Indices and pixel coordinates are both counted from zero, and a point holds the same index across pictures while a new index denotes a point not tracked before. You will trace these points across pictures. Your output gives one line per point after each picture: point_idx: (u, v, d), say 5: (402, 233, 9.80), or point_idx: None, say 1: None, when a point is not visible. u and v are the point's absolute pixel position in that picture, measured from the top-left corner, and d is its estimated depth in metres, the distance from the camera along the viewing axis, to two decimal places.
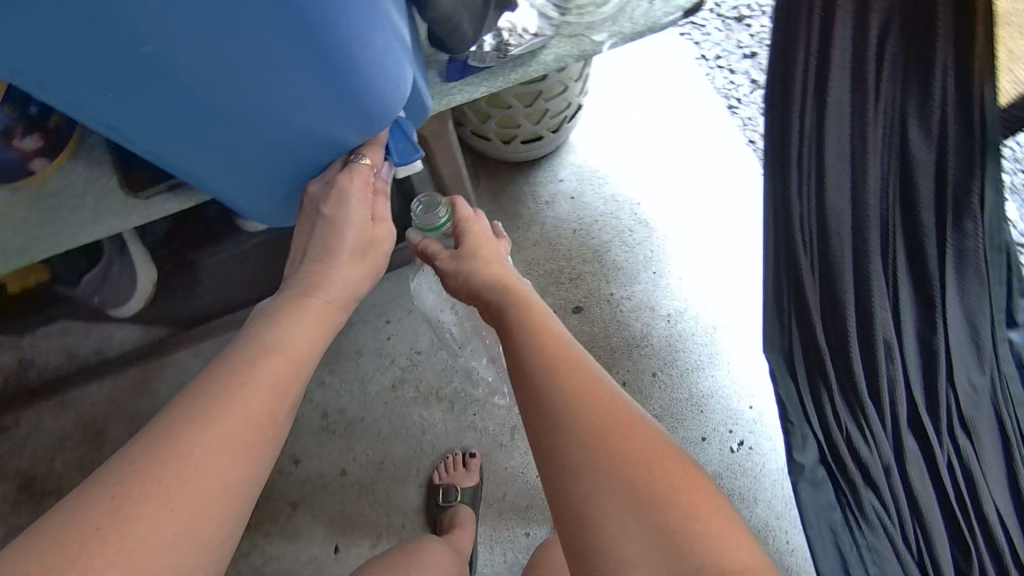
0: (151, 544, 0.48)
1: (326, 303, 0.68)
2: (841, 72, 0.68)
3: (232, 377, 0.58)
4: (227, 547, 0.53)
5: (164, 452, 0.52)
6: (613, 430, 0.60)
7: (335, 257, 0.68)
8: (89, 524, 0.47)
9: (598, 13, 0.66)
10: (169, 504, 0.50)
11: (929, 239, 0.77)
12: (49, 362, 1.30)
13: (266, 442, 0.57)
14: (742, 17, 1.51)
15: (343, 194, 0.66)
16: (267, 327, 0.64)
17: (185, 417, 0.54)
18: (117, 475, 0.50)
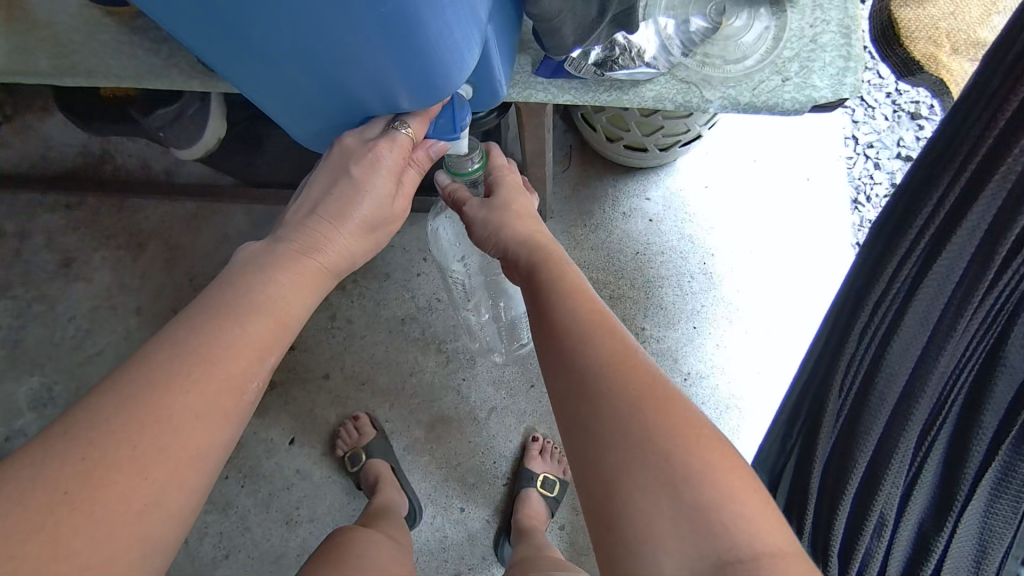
0: (121, 513, 0.45)
1: (323, 270, 0.59)
2: (962, 249, 0.53)
3: (212, 339, 0.51)
4: (196, 508, 0.50)
5: (140, 414, 0.47)
6: (654, 399, 0.47)
7: (346, 224, 0.59)
8: (59, 485, 0.44)
9: (721, 70, 0.62)
10: (142, 473, 0.46)
11: (976, 453, 0.64)
12: (124, 165, 1.37)
13: (245, 408, 0.53)
14: (916, 116, 1.32)
15: (379, 162, 0.57)
16: (252, 284, 0.56)
17: (155, 380, 0.48)
18: (83, 431, 0.46)
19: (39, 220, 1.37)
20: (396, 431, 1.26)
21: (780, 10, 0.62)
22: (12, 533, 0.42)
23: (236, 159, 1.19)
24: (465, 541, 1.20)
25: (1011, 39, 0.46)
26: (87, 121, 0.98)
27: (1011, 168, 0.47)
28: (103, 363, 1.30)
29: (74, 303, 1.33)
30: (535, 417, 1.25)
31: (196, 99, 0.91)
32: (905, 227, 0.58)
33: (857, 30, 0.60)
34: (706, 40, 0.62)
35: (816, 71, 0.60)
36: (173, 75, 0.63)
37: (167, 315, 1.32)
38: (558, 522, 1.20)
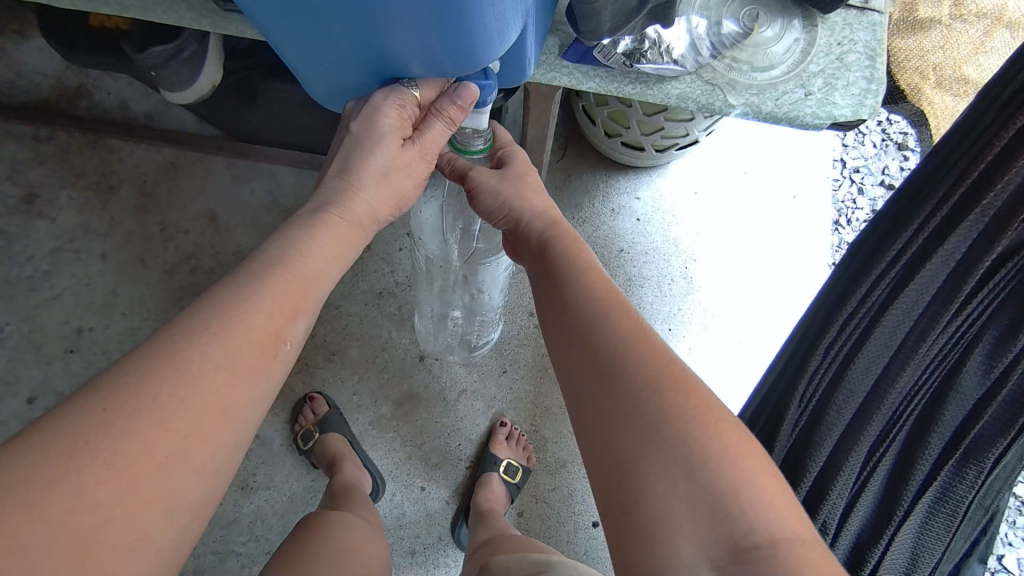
0: (142, 468, 0.40)
1: (348, 225, 0.58)
2: (933, 277, 0.54)
3: (240, 293, 0.49)
4: (224, 472, 0.45)
5: (167, 364, 0.43)
6: (669, 377, 0.46)
7: (364, 179, 0.58)
8: (79, 437, 0.39)
9: (747, 77, 0.63)
10: (166, 423, 0.42)
11: (920, 468, 0.65)
12: (100, 102, 1.30)
13: (275, 366, 0.49)
14: (902, 146, 1.36)
15: (373, 112, 0.54)
16: (285, 241, 0.54)
17: (182, 331, 0.45)
18: (107, 384, 0.42)
19: (2, 149, 1.29)
20: (362, 405, 1.24)
21: (811, 24, 0.63)
22: (29, 487, 0.37)
23: (228, 110, 1.15)
24: (423, 520, 1.19)
25: (1006, 81, 0.47)
26: (73, 52, 0.92)
27: (988, 206, 0.49)
28: (60, 307, 1.24)
29: (34, 242, 1.26)
30: (505, 403, 1.25)
31: (194, 40, 0.87)
32: (878, 255, 0.60)
33: (881, 54, 0.62)
34: (737, 44, 0.63)
35: (838, 90, 0.61)
36: (182, 11, 0.62)
37: (133, 263, 1.26)
38: (516, 507, 1.20)
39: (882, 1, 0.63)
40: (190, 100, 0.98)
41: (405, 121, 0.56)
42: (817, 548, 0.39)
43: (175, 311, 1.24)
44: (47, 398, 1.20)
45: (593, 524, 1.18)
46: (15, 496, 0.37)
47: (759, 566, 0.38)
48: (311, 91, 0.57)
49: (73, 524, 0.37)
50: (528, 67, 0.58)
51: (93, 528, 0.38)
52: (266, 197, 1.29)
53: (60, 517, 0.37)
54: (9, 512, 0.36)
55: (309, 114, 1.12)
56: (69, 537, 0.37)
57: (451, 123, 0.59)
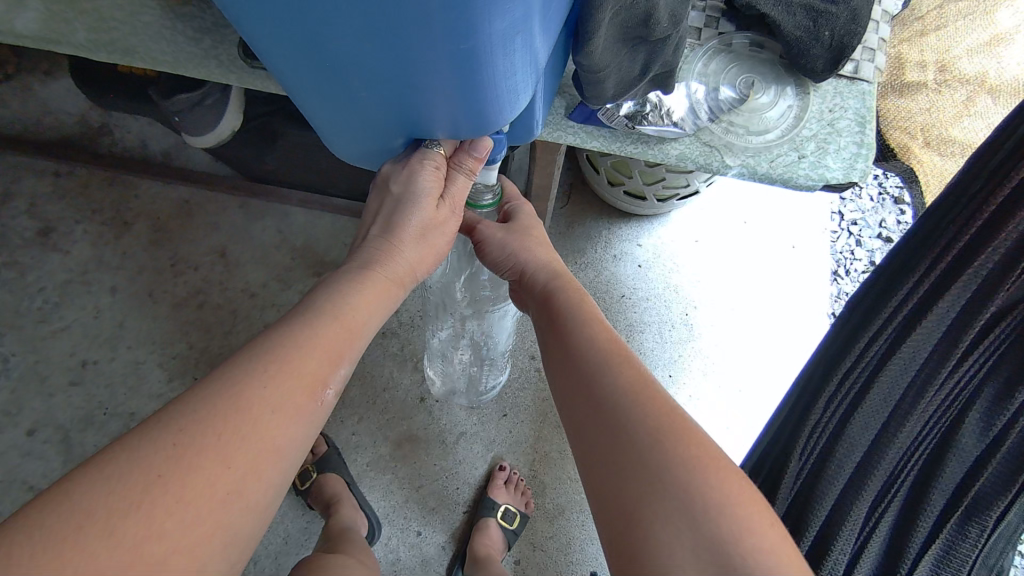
0: (208, 501, 0.41)
1: (390, 282, 0.59)
2: (932, 331, 0.56)
3: (293, 336, 0.50)
4: (270, 511, 0.46)
5: (228, 403, 0.44)
6: (673, 426, 0.47)
7: (405, 238, 0.60)
8: (152, 468, 0.40)
9: (743, 139, 0.66)
10: (228, 459, 0.43)
11: (921, 527, 0.64)
12: (122, 141, 1.35)
13: (319, 410, 0.50)
14: (898, 201, 1.39)
15: (413, 174, 0.57)
16: (334, 291, 0.56)
17: (237, 375, 0.46)
18: (174, 418, 0.43)
19: (22, 184, 1.33)
20: (361, 445, 1.23)
21: (804, 91, 0.66)
22: (107, 514, 0.38)
23: (243, 152, 1.18)
24: (418, 566, 1.17)
25: (997, 147, 0.50)
26: (100, 93, 0.97)
27: (983, 264, 0.51)
28: (67, 340, 1.25)
29: (47, 274, 1.28)
30: (504, 447, 1.25)
31: (218, 89, 0.91)
32: (877, 308, 0.61)
33: (870, 121, 0.65)
34: (733, 109, 0.67)
35: (830, 153, 0.65)
36: (211, 67, 0.65)
37: (143, 298, 1.28)
38: (514, 554, 1.18)
39: (871, 71, 0.66)
40: (210, 144, 1.02)
41: (440, 180, 0.58)
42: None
43: (180, 346, 1.26)
44: (46, 430, 1.19)
45: (592, 574, 1.16)
46: (94, 521, 0.38)
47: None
48: (333, 149, 0.60)
49: (144, 553, 0.38)
50: (536, 127, 0.61)
51: (160, 559, 0.39)
52: (277, 236, 1.32)
53: (135, 546, 0.38)
54: (88, 536, 0.38)
55: (322, 158, 1.16)
56: (139, 566, 0.38)
57: (472, 174, 0.61)
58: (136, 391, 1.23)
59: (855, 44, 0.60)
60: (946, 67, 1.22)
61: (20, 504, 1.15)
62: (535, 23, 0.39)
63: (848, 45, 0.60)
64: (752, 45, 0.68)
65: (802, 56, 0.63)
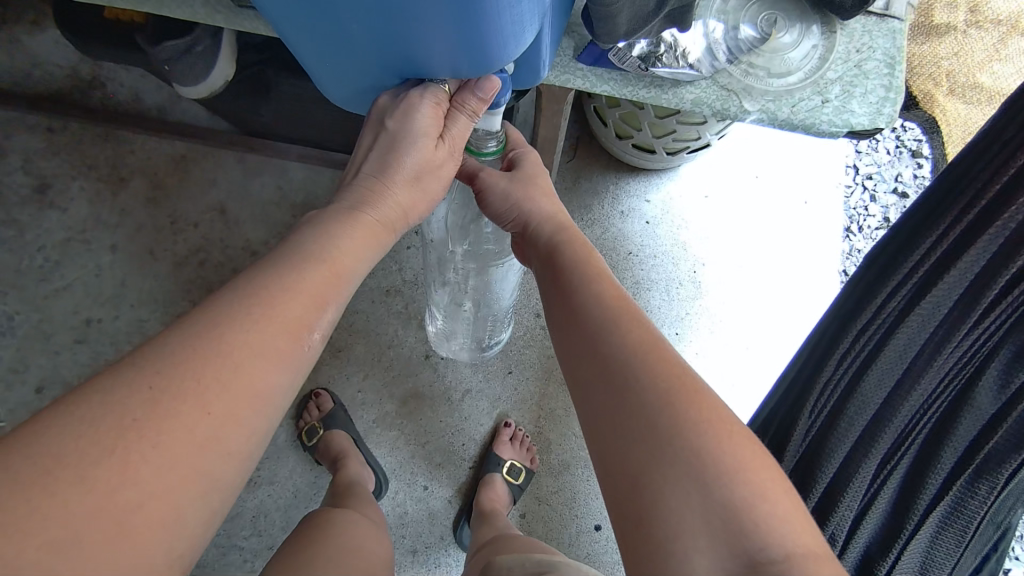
0: (185, 446, 0.40)
1: (378, 225, 0.57)
2: (951, 290, 0.54)
3: (277, 279, 0.48)
4: (255, 457, 0.45)
5: (209, 346, 0.43)
6: (682, 388, 0.45)
7: (397, 181, 0.57)
8: (126, 412, 0.39)
9: (763, 83, 0.62)
10: (206, 405, 0.41)
11: (931, 484, 0.63)
12: (114, 95, 1.31)
13: (305, 356, 0.48)
14: (917, 154, 1.32)
15: (409, 110, 0.54)
16: (319, 233, 0.53)
17: (219, 316, 0.44)
18: (149, 361, 0.41)
19: (15, 140, 1.29)
20: (367, 402, 1.24)
21: (830, 30, 0.62)
22: (79, 459, 0.37)
23: (239, 105, 1.15)
24: (425, 519, 1.19)
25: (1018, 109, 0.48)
26: (87, 42, 0.93)
27: (1008, 221, 0.48)
28: (69, 298, 1.24)
29: (45, 232, 1.27)
30: (509, 403, 1.25)
31: (208, 34, 0.87)
32: (897, 264, 0.60)
33: (900, 62, 0.61)
34: (754, 50, 0.63)
35: (856, 97, 0.61)
36: (195, 6, 0.62)
37: (142, 256, 1.27)
38: (519, 508, 1.20)
39: (903, 7, 0.62)
40: (204, 94, 0.98)
41: (438, 117, 0.56)
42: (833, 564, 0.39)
43: (183, 304, 1.25)
44: (54, 388, 1.20)
45: (596, 527, 1.18)
46: (63, 468, 0.36)
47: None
48: (326, 92, 0.57)
49: (119, 499, 0.37)
50: (542, 68, 0.57)
51: (135, 506, 0.37)
52: (276, 192, 1.29)
53: (108, 492, 0.37)
54: (58, 483, 0.36)
55: (321, 110, 1.12)
56: (110, 512, 0.37)
57: (474, 115, 0.57)
58: None
59: None
60: (978, 7, 1.27)
61: None
62: None
63: None
64: None
65: None
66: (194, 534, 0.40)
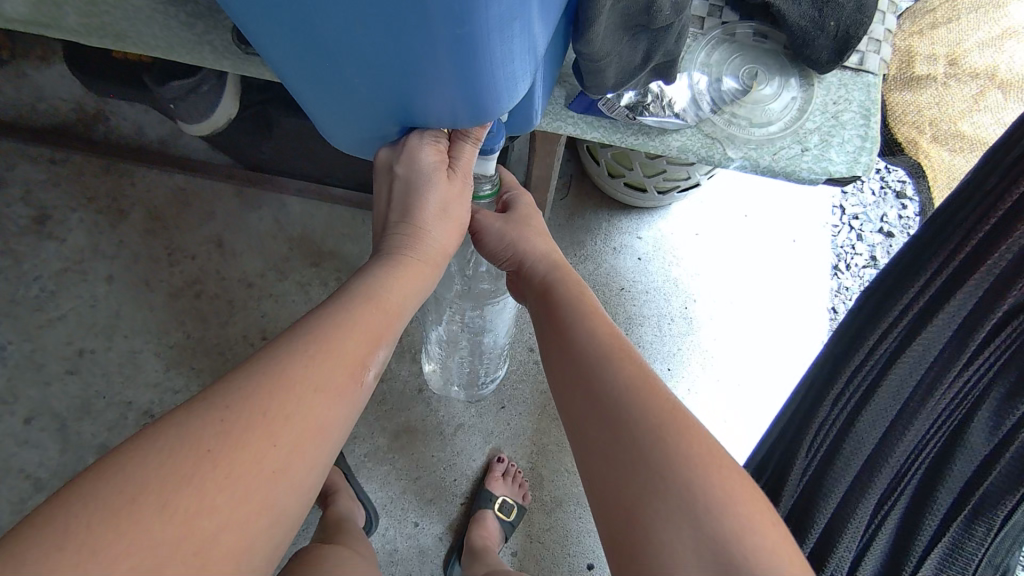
0: (257, 478, 0.40)
1: (423, 264, 0.58)
2: (941, 330, 0.55)
3: (332, 318, 0.49)
4: (313, 491, 0.44)
5: (272, 381, 0.43)
6: (676, 425, 0.46)
7: (428, 220, 0.58)
8: (201, 443, 0.39)
9: (746, 131, 0.65)
10: (272, 437, 0.41)
11: (927, 523, 0.63)
12: (117, 129, 1.33)
13: (359, 391, 0.48)
14: (901, 195, 1.39)
15: (413, 156, 0.55)
16: (369, 276, 0.55)
17: (278, 355, 0.45)
18: (218, 396, 0.42)
19: (18, 171, 1.31)
20: (359, 436, 1.23)
21: (808, 83, 0.65)
22: (160, 487, 0.37)
23: (240, 142, 1.17)
24: (415, 556, 1.17)
25: (1006, 149, 0.51)
26: (94, 81, 0.96)
27: (994, 264, 0.50)
28: (64, 328, 1.24)
29: (43, 262, 1.28)
30: (502, 438, 1.25)
31: (213, 76, 0.90)
32: (887, 306, 0.61)
33: (875, 114, 0.64)
34: (736, 101, 0.66)
35: (834, 146, 0.64)
36: (205, 52, 0.64)
37: (139, 287, 1.28)
38: (511, 546, 1.18)
39: (877, 63, 0.65)
40: (206, 132, 1.01)
41: (443, 154, 0.57)
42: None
43: (178, 335, 1.25)
44: (43, 419, 1.19)
45: (588, 566, 1.17)
46: (147, 494, 0.37)
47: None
48: (330, 138, 0.59)
49: (198, 528, 0.37)
50: (534, 116, 0.60)
51: (211, 536, 0.38)
52: (274, 225, 1.31)
53: (187, 519, 0.37)
54: (141, 508, 0.36)
55: (319, 147, 1.15)
56: (191, 542, 0.37)
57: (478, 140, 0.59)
58: (133, 379, 1.22)
59: (861, 35, 0.59)
60: (956, 60, 1.22)
61: (17, 491, 1.15)
62: (531, 10, 0.38)
63: (854, 36, 0.59)
64: (757, 34, 0.67)
65: (807, 45, 0.62)
66: (259, 569, 0.40)
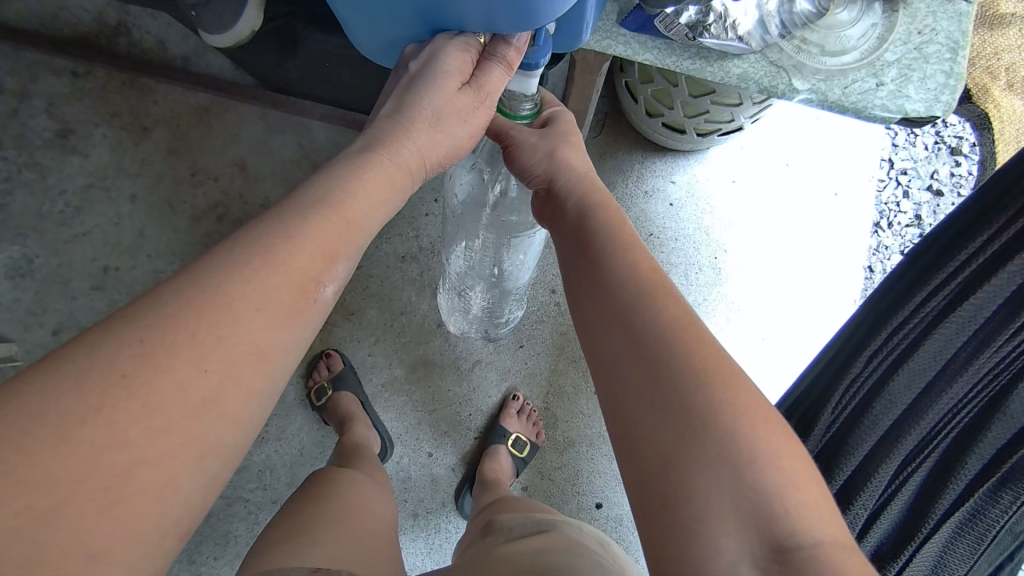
0: (177, 407, 0.38)
1: (395, 167, 0.54)
2: (1003, 287, 0.52)
3: (283, 229, 0.46)
4: (254, 420, 0.42)
5: (204, 297, 0.40)
6: (722, 370, 0.44)
7: (416, 121, 0.55)
8: (115, 367, 0.37)
9: (816, 60, 0.60)
10: (202, 362, 0.39)
11: (950, 492, 0.58)
12: (139, 42, 1.28)
13: (312, 310, 0.46)
14: (955, 151, 1.30)
15: (436, 53, 0.53)
16: (330, 186, 0.50)
17: (218, 266, 0.42)
18: (143, 312, 0.39)
19: (39, 82, 1.28)
20: (377, 366, 1.23)
21: (892, 9, 0.59)
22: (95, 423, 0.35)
23: (268, 60, 1.12)
24: (428, 485, 1.20)
25: None
26: None
27: None
28: (88, 245, 1.24)
29: (67, 177, 1.26)
30: (519, 377, 1.25)
31: None
32: (944, 260, 0.58)
33: (965, 47, 0.58)
34: (809, 24, 0.60)
35: (913, 82, 0.58)
36: None
37: (162, 207, 1.27)
38: (522, 481, 1.21)
39: None
40: (230, 44, 0.96)
41: (467, 65, 0.54)
42: (859, 556, 0.38)
43: (199, 258, 1.25)
44: (71, 331, 1.21)
45: (597, 505, 1.19)
46: (47, 426, 0.34)
47: (802, 568, 0.36)
48: (356, 38, 0.56)
49: (108, 464, 0.35)
50: (584, 30, 0.55)
51: (125, 472, 0.36)
52: (298, 150, 1.28)
53: (95, 455, 0.35)
54: (42, 443, 0.34)
55: (348, 70, 1.10)
56: (100, 478, 0.35)
57: (510, 67, 0.56)
58: None
59: None
60: None
61: None
62: None
63: None
64: None
65: None
66: (189, 501, 0.39)
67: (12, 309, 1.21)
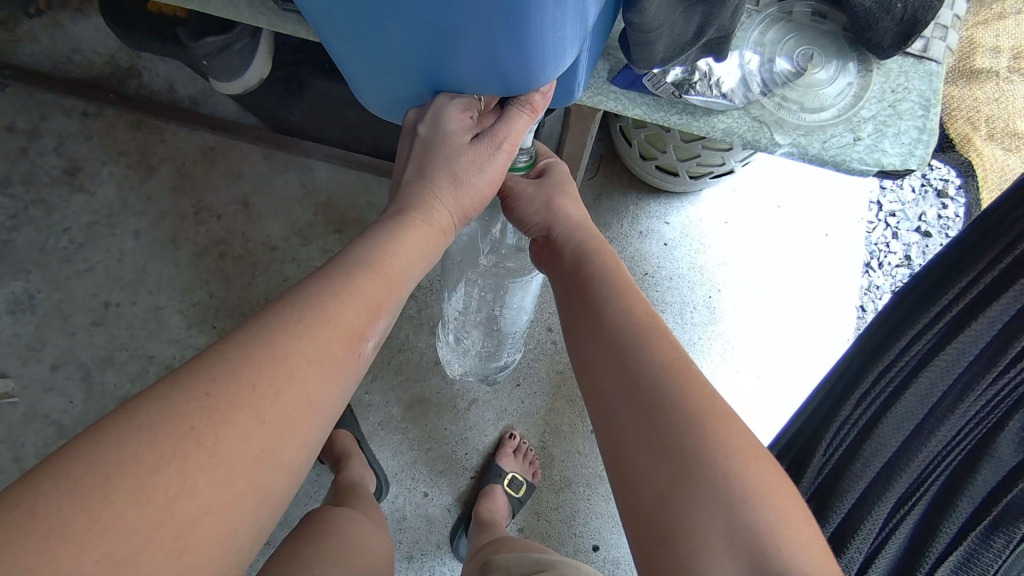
0: (240, 457, 0.38)
1: (428, 228, 0.56)
2: (982, 333, 0.54)
3: (327, 287, 0.46)
4: (304, 470, 0.42)
5: (264, 351, 0.41)
6: (713, 413, 0.45)
7: (439, 182, 0.58)
8: (184, 420, 0.37)
9: (796, 116, 0.63)
10: (262, 414, 0.39)
11: (942, 534, 0.58)
12: (148, 84, 1.32)
13: (355, 363, 0.46)
14: (942, 194, 1.33)
15: (439, 115, 0.54)
16: (371, 242, 0.52)
17: (274, 320, 0.43)
18: (207, 366, 0.40)
19: (50, 121, 1.31)
20: (373, 405, 1.23)
21: (867, 69, 0.63)
22: (138, 467, 0.35)
23: (273, 105, 1.16)
24: (423, 525, 1.18)
25: None
26: (130, 34, 0.96)
27: None
28: (91, 280, 1.26)
29: (73, 214, 1.29)
30: (515, 416, 1.25)
31: (247, 32, 0.89)
32: (926, 306, 0.59)
33: (936, 104, 0.62)
34: (788, 83, 0.63)
35: (888, 137, 0.61)
36: (241, 7, 0.64)
37: (165, 243, 1.29)
38: (518, 522, 1.19)
39: (942, 50, 0.62)
40: (236, 91, 0.99)
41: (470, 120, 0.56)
42: None
43: (201, 294, 1.27)
44: (69, 367, 1.22)
45: (593, 547, 1.17)
46: (124, 475, 0.35)
47: None
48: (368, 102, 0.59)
49: (177, 513, 0.35)
50: (576, 88, 0.58)
51: (193, 522, 0.36)
52: (300, 189, 1.31)
53: (167, 504, 0.35)
54: (117, 490, 0.34)
55: (349, 113, 1.13)
56: (171, 526, 0.35)
57: (533, 112, 0.56)
58: (156, 334, 1.24)
59: (929, 19, 0.55)
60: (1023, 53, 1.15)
61: (43, 436, 1.18)
62: None
63: (921, 20, 0.55)
64: (815, 14, 0.64)
65: (869, 28, 0.59)
66: (243, 551, 0.38)
67: (12, 343, 1.22)
